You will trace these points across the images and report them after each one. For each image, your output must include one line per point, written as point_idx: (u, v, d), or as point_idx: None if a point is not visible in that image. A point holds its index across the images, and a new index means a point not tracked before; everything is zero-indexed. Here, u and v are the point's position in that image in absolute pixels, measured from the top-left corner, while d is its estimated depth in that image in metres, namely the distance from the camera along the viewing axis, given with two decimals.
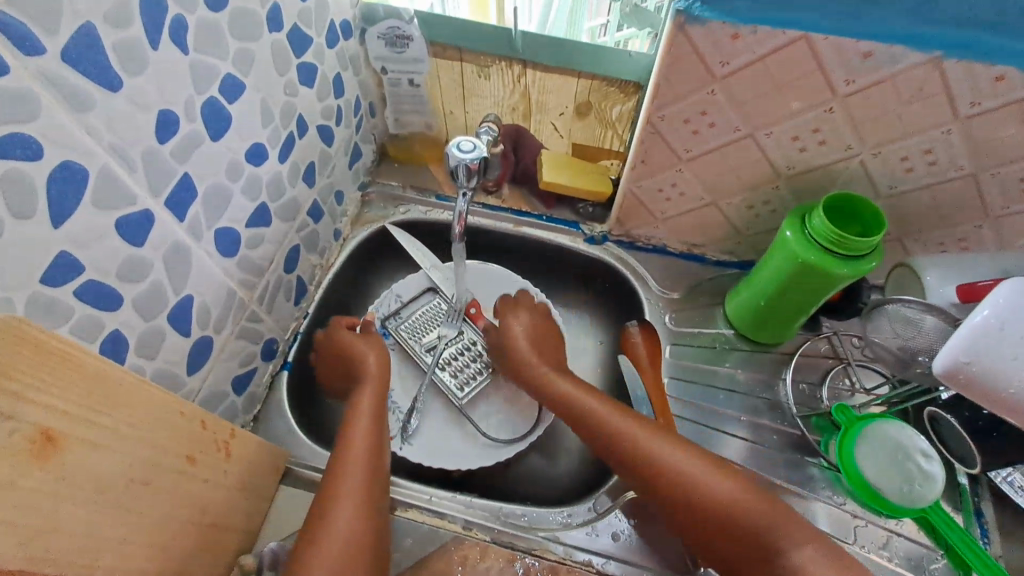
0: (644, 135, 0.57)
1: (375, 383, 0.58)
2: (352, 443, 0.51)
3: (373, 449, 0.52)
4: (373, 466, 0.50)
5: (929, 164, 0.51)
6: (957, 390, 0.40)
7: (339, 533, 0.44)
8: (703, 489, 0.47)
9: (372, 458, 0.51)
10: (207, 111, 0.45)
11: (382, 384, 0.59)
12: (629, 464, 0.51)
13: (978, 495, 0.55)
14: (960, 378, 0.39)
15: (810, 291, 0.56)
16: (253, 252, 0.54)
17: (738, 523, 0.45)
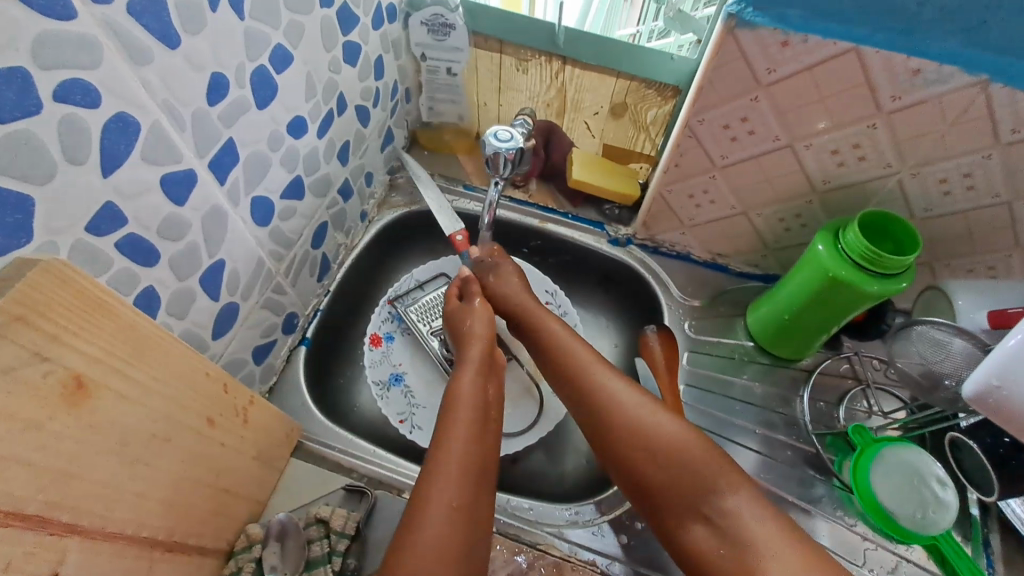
0: (682, 138, 0.57)
1: (481, 347, 0.56)
2: (460, 404, 0.49)
3: (483, 412, 0.49)
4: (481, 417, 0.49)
5: (967, 188, 0.51)
6: (988, 413, 0.40)
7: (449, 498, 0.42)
8: (656, 436, 0.46)
9: (481, 418, 0.49)
10: (256, 79, 0.45)
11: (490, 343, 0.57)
12: (588, 405, 0.50)
13: (987, 526, 0.54)
14: (992, 402, 0.39)
15: (843, 305, 0.54)
16: (284, 224, 0.55)
17: (680, 469, 0.44)
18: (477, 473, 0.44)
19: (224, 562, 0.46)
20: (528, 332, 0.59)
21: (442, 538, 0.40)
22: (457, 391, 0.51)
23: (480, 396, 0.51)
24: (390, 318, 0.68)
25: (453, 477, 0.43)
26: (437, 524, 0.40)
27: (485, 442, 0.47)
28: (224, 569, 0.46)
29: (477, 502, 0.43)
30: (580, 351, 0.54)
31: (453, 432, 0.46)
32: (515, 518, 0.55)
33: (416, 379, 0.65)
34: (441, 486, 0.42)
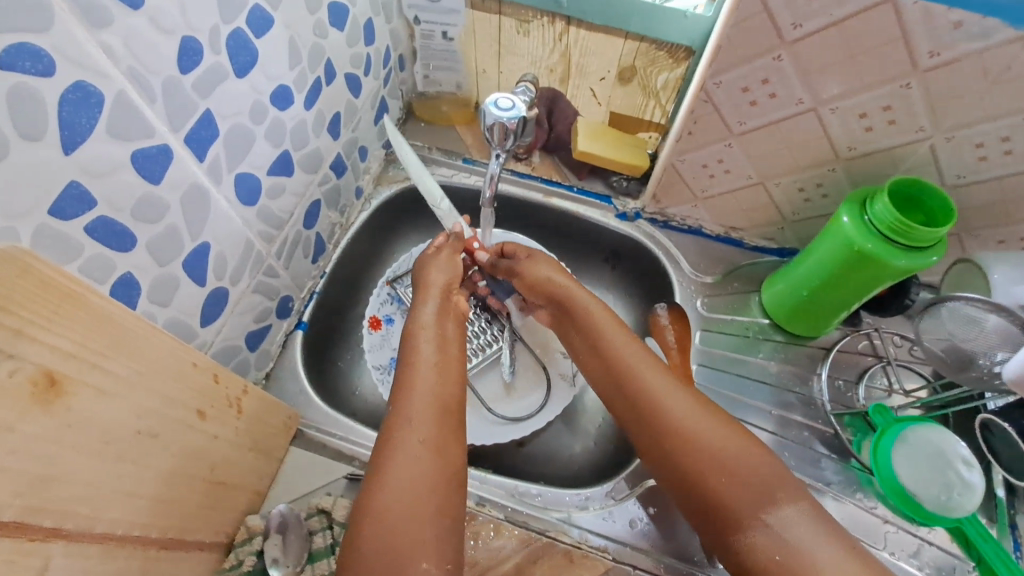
0: (697, 103, 0.53)
1: (437, 290, 0.53)
2: (417, 345, 0.47)
3: (442, 350, 0.47)
4: (441, 404, 0.42)
5: (1005, 153, 0.47)
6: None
7: (395, 502, 0.37)
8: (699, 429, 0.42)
9: (441, 355, 0.46)
10: (232, 43, 0.41)
11: (445, 302, 0.52)
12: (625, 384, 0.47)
13: (1014, 508, 0.53)
14: None
15: (865, 270, 0.50)
16: (273, 202, 0.51)
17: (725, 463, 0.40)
18: (443, 410, 0.42)
19: (225, 554, 0.45)
20: (599, 358, 0.50)
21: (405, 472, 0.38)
22: (415, 333, 0.48)
23: (438, 334, 0.48)
24: (390, 300, 0.65)
25: (418, 416, 0.41)
26: (404, 462, 0.39)
27: (451, 377, 0.45)
28: (224, 562, 0.45)
29: (450, 440, 0.41)
30: (633, 357, 0.47)
31: (410, 387, 0.43)
32: (524, 505, 0.53)
33: None
34: (406, 427, 0.40)
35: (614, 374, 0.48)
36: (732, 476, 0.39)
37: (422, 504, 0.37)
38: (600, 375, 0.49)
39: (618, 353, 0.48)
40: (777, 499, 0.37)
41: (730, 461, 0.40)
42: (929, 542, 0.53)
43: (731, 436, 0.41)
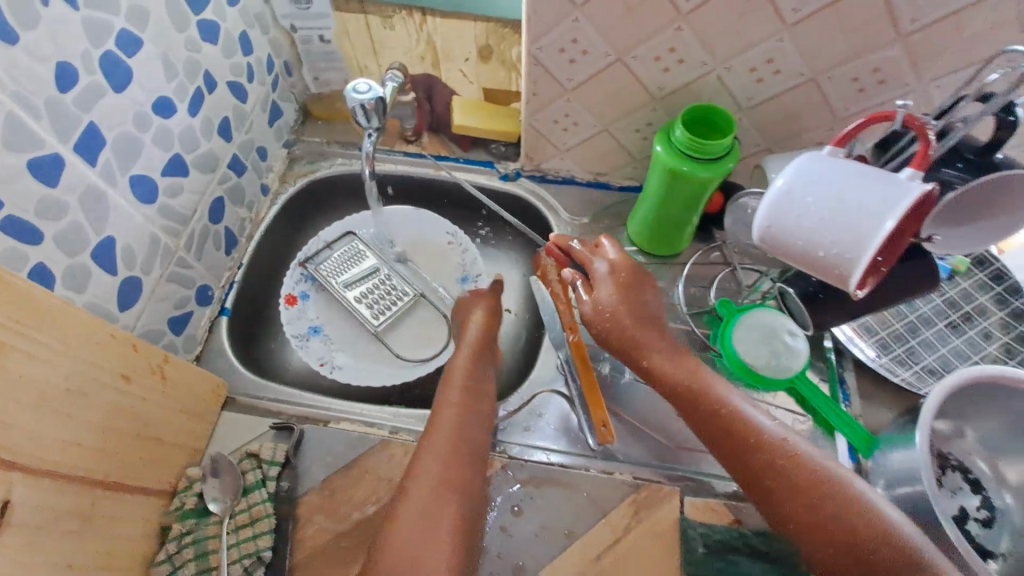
0: (530, 68, 0.62)
1: (471, 335, 0.62)
2: (449, 394, 0.56)
3: (469, 403, 0.55)
4: (458, 452, 0.51)
5: (774, 73, 0.57)
6: (770, 250, 0.44)
7: (411, 545, 0.45)
8: (812, 481, 0.46)
9: (461, 404, 0.55)
10: (105, 64, 0.49)
11: (477, 347, 0.60)
12: (743, 437, 0.49)
13: (842, 367, 0.65)
14: (769, 240, 0.43)
15: (681, 203, 0.63)
16: (173, 200, 0.59)
17: (832, 517, 0.45)
18: (464, 447, 0.52)
19: (170, 500, 0.54)
20: (694, 408, 0.52)
21: (430, 506, 0.48)
22: (448, 383, 0.57)
23: (469, 377, 0.58)
24: (304, 278, 0.72)
25: (440, 452, 0.51)
26: (422, 494, 0.48)
27: (472, 432, 0.53)
28: (169, 505, 0.53)
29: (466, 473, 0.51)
30: (733, 403, 0.51)
31: (433, 434, 0.52)
32: None
33: (333, 328, 0.69)
34: (426, 476, 0.49)
35: (717, 423, 0.50)
36: (848, 538, 0.44)
37: (437, 532, 0.47)
38: (697, 422, 0.52)
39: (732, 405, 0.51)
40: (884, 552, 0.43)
41: (844, 518, 0.44)
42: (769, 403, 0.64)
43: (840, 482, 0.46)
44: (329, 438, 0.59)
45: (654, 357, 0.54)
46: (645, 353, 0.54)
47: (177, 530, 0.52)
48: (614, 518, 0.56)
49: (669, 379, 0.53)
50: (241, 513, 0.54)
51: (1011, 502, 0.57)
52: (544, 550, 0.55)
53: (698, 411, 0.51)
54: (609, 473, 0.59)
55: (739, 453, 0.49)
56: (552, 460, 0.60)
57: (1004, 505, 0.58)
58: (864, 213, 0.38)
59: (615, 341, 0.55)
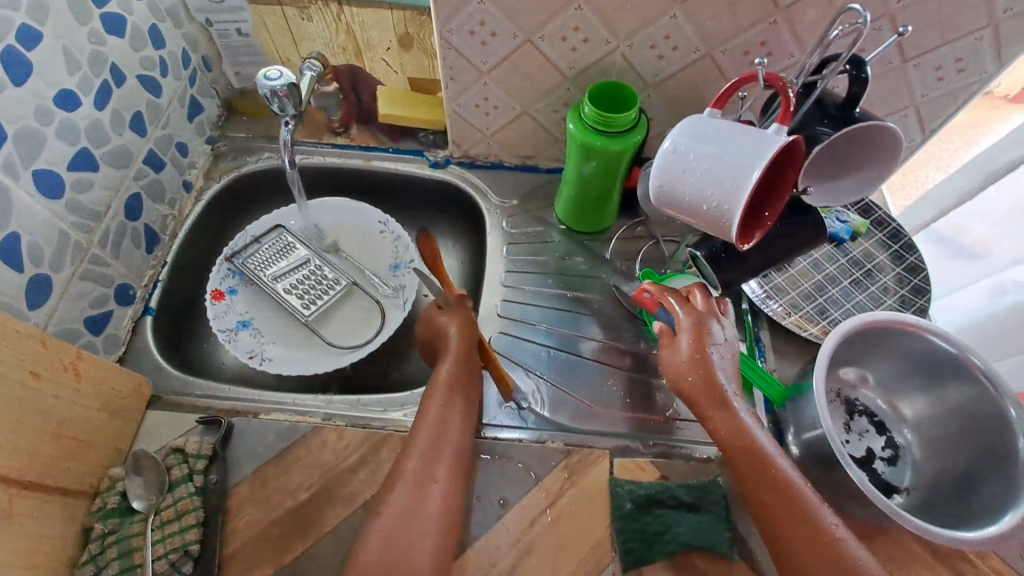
0: (444, 52, 0.64)
1: (460, 335, 0.61)
2: (423, 421, 0.55)
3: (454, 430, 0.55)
4: (448, 484, 0.52)
5: (673, 49, 0.60)
6: (666, 208, 0.48)
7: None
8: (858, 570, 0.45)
9: (449, 413, 0.56)
10: (6, 58, 0.50)
11: (458, 360, 0.59)
12: (795, 512, 0.47)
13: (758, 326, 0.68)
14: (664, 199, 0.47)
15: (597, 180, 0.66)
16: (82, 195, 0.58)
17: None
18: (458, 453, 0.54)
19: (92, 501, 0.52)
20: (753, 472, 0.49)
21: (424, 517, 0.49)
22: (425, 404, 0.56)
23: (459, 381, 0.58)
24: (231, 273, 0.71)
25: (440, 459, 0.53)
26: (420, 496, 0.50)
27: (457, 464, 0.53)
28: (92, 506, 0.52)
29: (457, 479, 0.53)
30: (794, 478, 0.49)
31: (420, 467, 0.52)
32: (365, 411, 0.62)
33: (263, 321, 0.69)
34: (412, 512, 0.49)
35: (775, 494, 0.48)
36: None
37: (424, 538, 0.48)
38: (754, 488, 0.49)
39: (790, 479, 0.48)
40: None
41: None
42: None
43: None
44: (259, 429, 0.59)
45: (722, 420, 0.52)
46: (715, 417, 0.52)
47: (100, 529, 0.51)
48: (548, 483, 0.58)
49: (731, 444, 0.50)
50: (167, 508, 0.52)
51: (912, 438, 0.62)
52: (478, 521, 0.55)
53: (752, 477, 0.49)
54: (541, 441, 0.61)
55: (779, 519, 0.47)
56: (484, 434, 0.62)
57: (906, 442, 0.62)
58: (733, 165, 0.42)
59: (694, 395, 0.53)
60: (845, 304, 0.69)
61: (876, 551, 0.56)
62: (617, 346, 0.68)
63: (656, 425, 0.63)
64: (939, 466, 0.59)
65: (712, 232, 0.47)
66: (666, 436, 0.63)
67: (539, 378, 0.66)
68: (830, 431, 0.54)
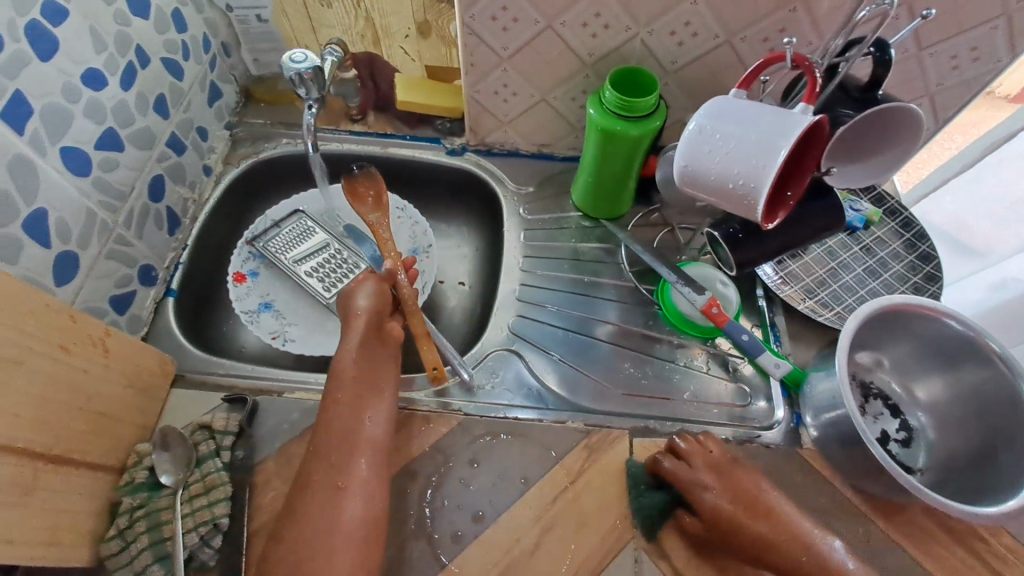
0: (466, 38, 0.64)
1: (365, 321, 0.58)
2: (333, 410, 0.53)
3: (360, 426, 0.53)
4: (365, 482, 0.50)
5: (692, 35, 0.61)
6: (689, 189, 0.48)
7: None
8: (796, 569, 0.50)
9: (355, 407, 0.53)
10: (31, 33, 0.49)
11: (368, 336, 0.57)
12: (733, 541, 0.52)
13: (773, 311, 0.69)
14: (688, 179, 0.47)
15: (615, 166, 0.67)
16: (108, 175, 0.58)
17: None
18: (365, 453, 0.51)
19: (119, 476, 0.53)
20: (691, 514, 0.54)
21: (339, 521, 0.47)
22: (336, 385, 0.54)
23: (364, 373, 0.55)
24: (252, 256, 0.72)
25: (343, 461, 0.50)
26: (324, 502, 0.48)
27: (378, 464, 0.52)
28: (119, 481, 0.52)
29: (369, 481, 0.50)
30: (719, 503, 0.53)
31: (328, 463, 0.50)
32: None
33: (285, 303, 0.69)
34: (326, 517, 0.47)
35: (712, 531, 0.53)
36: None
37: (337, 545, 0.46)
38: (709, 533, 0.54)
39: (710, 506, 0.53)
40: None
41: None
42: (722, 351, 0.67)
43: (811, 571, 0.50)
44: (284, 408, 0.59)
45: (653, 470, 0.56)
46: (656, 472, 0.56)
47: (128, 503, 0.51)
48: (568, 462, 0.58)
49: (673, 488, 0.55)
50: (195, 483, 0.53)
51: (926, 420, 0.63)
52: (501, 497, 0.56)
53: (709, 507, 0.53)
54: (562, 422, 0.62)
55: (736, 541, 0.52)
56: (505, 414, 0.62)
57: (919, 424, 0.63)
58: (764, 144, 0.42)
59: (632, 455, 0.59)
60: (858, 290, 0.70)
61: (890, 529, 0.57)
62: (630, 329, 0.69)
63: (674, 406, 0.64)
64: (952, 447, 0.60)
65: (736, 213, 0.48)
66: (686, 417, 0.63)
67: (557, 360, 0.67)
68: (853, 411, 0.54)
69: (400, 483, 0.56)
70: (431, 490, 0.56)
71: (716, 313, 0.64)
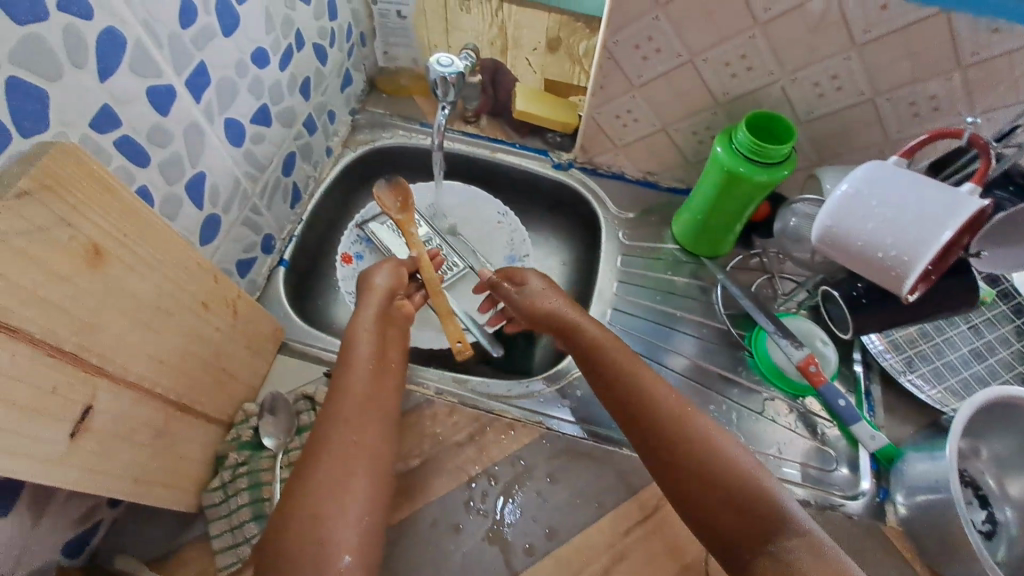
0: (603, 60, 0.65)
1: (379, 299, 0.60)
2: (352, 361, 0.54)
3: (379, 369, 0.54)
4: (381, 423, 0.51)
5: (837, 89, 0.60)
6: (827, 250, 0.47)
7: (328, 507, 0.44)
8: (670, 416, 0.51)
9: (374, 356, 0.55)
10: (220, 8, 0.51)
11: (384, 307, 0.60)
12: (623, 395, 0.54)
13: (870, 380, 0.67)
14: (828, 239, 0.46)
15: (730, 208, 0.67)
16: (256, 147, 0.61)
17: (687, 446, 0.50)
18: (374, 410, 0.51)
19: (226, 431, 0.56)
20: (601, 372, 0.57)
21: (362, 450, 0.48)
22: (353, 344, 0.56)
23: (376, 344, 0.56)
24: (359, 240, 0.75)
25: (354, 411, 0.50)
26: (342, 450, 0.48)
27: (383, 398, 0.53)
28: (226, 436, 0.56)
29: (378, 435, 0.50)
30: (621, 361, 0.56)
31: (341, 405, 0.51)
32: (475, 393, 0.65)
33: None
34: (342, 446, 0.48)
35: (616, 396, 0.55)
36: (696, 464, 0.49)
37: (354, 491, 0.46)
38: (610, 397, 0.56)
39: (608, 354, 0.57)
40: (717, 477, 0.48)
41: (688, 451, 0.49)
42: (812, 411, 0.66)
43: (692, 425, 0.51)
44: None
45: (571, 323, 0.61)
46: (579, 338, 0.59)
47: (234, 459, 0.54)
48: (645, 496, 0.58)
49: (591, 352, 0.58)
50: (294, 450, 0.56)
51: (1013, 516, 0.60)
52: (573, 518, 0.56)
53: (651, 432, 0.52)
54: None
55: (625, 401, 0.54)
56: (585, 436, 0.62)
57: (1005, 519, 0.60)
58: (926, 219, 0.41)
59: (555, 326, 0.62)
60: (962, 373, 0.67)
61: None
62: (712, 372, 0.69)
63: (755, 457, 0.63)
64: None
65: (873, 280, 0.47)
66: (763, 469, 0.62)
67: None
68: (957, 496, 0.52)
69: (479, 486, 0.58)
70: (506, 498, 0.57)
71: (814, 372, 0.63)
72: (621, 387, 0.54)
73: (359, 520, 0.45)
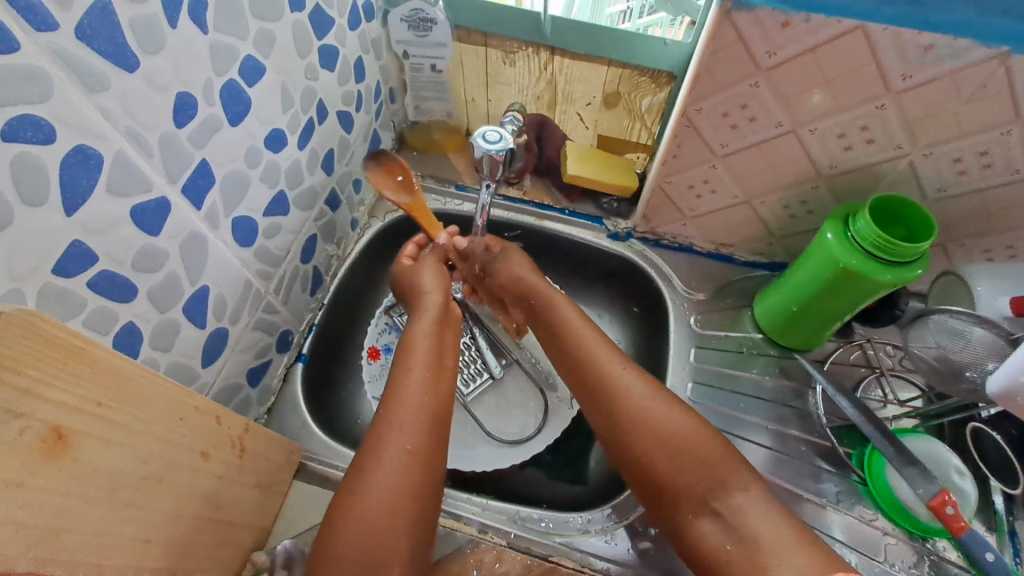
0: (679, 128, 0.54)
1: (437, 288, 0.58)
2: (406, 363, 0.51)
3: (436, 364, 0.51)
4: (432, 425, 0.47)
5: (984, 167, 0.47)
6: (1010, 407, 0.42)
7: (370, 515, 0.42)
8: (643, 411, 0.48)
9: (435, 358, 0.52)
10: (225, 94, 0.42)
11: (437, 314, 0.56)
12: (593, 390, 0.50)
13: (1013, 515, 0.53)
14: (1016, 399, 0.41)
15: (839, 303, 0.54)
16: (270, 241, 0.52)
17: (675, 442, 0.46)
18: (428, 424, 0.47)
19: None
20: (570, 362, 0.53)
21: (400, 451, 0.44)
22: (410, 346, 0.52)
23: (433, 347, 0.53)
24: (388, 328, 0.66)
25: (405, 426, 0.46)
26: (389, 472, 0.43)
27: (438, 395, 0.49)
28: None
29: (429, 453, 0.46)
30: (596, 350, 0.52)
31: (400, 400, 0.47)
32: (525, 531, 0.55)
33: None
34: (388, 448, 0.44)
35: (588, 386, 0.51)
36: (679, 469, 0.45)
37: (402, 515, 0.43)
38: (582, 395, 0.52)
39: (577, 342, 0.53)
40: (731, 489, 0.44)
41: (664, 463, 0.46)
42: (946, 559, 0.53)
43: (676, 422, 0.47)
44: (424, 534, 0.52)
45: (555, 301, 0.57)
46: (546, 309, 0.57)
47: None
48: None
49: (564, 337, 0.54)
50: None
51: None
52: None
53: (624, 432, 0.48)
54: None
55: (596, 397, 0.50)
56: None
57: None
58: None
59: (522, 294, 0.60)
60: None
61: None
62: (806, 499, 0.56)
63: None
64: None
65: None
66: None
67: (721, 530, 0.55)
68: None
69: None
70: None
71: (952, 512, 0.48)
72: (599, 379, 0.50)
73: (403, 528, 0.42)
